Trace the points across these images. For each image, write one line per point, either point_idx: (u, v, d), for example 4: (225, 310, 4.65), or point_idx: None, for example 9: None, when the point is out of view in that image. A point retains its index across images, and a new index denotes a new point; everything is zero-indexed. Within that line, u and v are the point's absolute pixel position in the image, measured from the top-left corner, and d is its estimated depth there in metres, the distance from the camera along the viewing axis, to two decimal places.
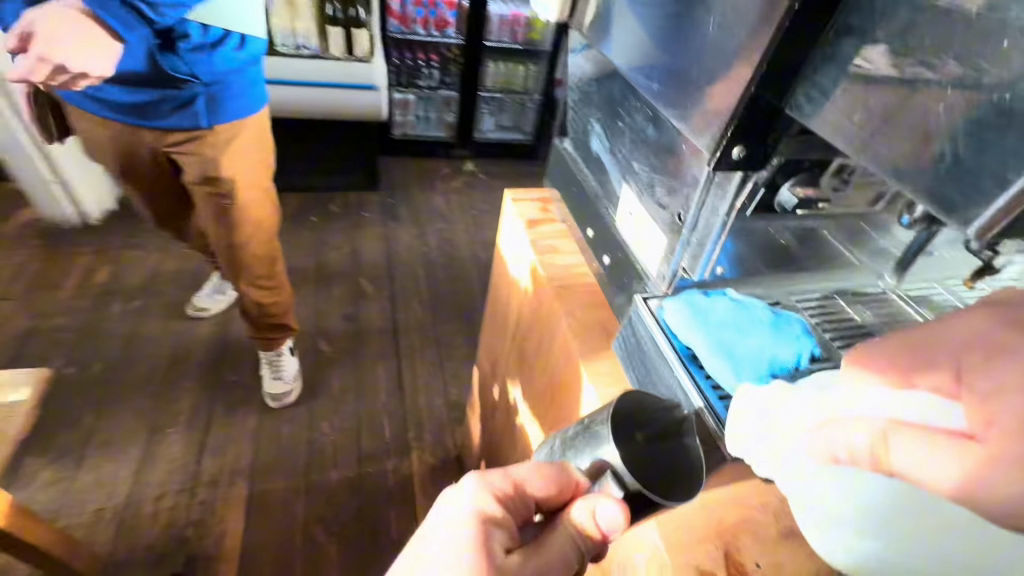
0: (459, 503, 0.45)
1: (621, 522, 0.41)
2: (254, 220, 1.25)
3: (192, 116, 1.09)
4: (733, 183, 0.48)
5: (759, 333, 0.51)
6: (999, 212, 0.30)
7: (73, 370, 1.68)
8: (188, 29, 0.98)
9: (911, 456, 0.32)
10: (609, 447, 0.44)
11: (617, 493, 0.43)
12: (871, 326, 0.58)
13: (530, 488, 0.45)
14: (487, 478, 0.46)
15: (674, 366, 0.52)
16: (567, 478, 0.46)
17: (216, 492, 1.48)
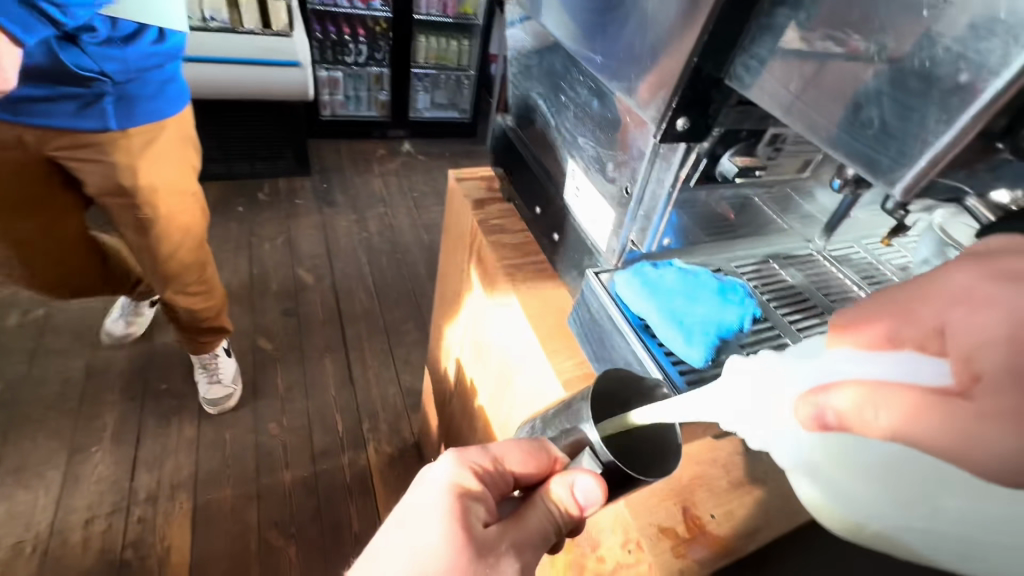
0: (436, 480, 0.45)
1: (598, 496, 0.42)
2: (177, 227, 1.13)
3: (100, 116, 0.98)
4: (678, 154, 0.49)
5: (705, 301, 0.53)
6: (920, 173, 0.32)
7: None
8: (95, 23, 0.87)
9: (901, 412, 0.31)
10: (588, 424, 0.45)
11: (596, 468, 0.44)
12: (802, 287, 0.63)
13: (508, 463, 0.45)
14: (466, 455, 0.46)
15: (629, 337, 0.53)
16: (546, 455, 0.46)
17: (155, 508, 1.38)
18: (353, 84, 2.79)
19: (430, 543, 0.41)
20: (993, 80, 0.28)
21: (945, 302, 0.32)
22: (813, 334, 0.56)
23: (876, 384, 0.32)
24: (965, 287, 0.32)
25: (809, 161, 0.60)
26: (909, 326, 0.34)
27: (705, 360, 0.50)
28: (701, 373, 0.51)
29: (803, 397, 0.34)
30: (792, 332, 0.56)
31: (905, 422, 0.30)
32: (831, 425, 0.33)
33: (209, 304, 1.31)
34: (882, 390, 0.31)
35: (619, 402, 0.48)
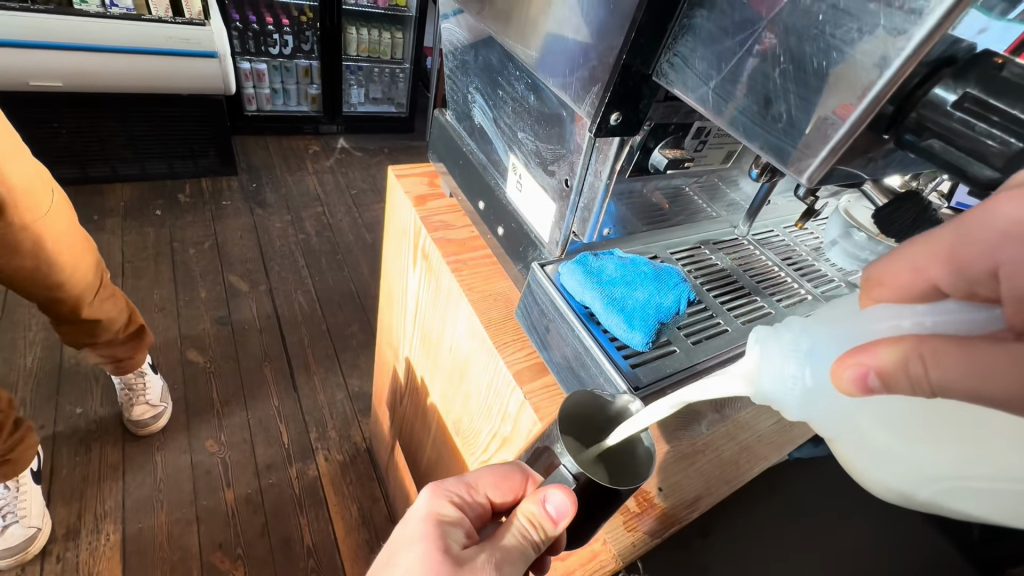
0: (419, 513, 0.49)
1: (570, 508, 0.43)
2: (67, 226, 1.02)
3: None
4: (613, 148, 0.50)
5: (644, 286, 0.56)
6: (824, 161, 0.35)
7: None
8: None
9: (954, 366, 0.30)
10: (560, 447, 0.45)
11: (569, 483, 0.44)
12: (731, 270, 0.68)
13: (480, 487, 0.50)
14: (442, 486, 0.50)
15: (576, 325, 0.54)
16: (519, 474, 0.50)
17: (75, 545, 1.27)
18: (279, 76, 2.65)
19: (412, 568, 0.44)
20: (877, 76, 0.31)
21: (995, 242, 0.34)
22: (740, 312, 0.62)
23: (922, 338, 0.31)
24: (1017, 224, 0.33)
25: (732, 152, 0.63)
26: (958, 272, 0.35)
27: (647, 343, 0.52)
28: (642, 355, 0.53)
29: (835, 365, 0.33)
30: (722, 311, 0.61)
31: (961, 374, 0.29)
32: (874, 387, 0.32)
33: (118, 307, 1.21)
34: (930, 343, 0.31)
35: (590, 422, 0.48)
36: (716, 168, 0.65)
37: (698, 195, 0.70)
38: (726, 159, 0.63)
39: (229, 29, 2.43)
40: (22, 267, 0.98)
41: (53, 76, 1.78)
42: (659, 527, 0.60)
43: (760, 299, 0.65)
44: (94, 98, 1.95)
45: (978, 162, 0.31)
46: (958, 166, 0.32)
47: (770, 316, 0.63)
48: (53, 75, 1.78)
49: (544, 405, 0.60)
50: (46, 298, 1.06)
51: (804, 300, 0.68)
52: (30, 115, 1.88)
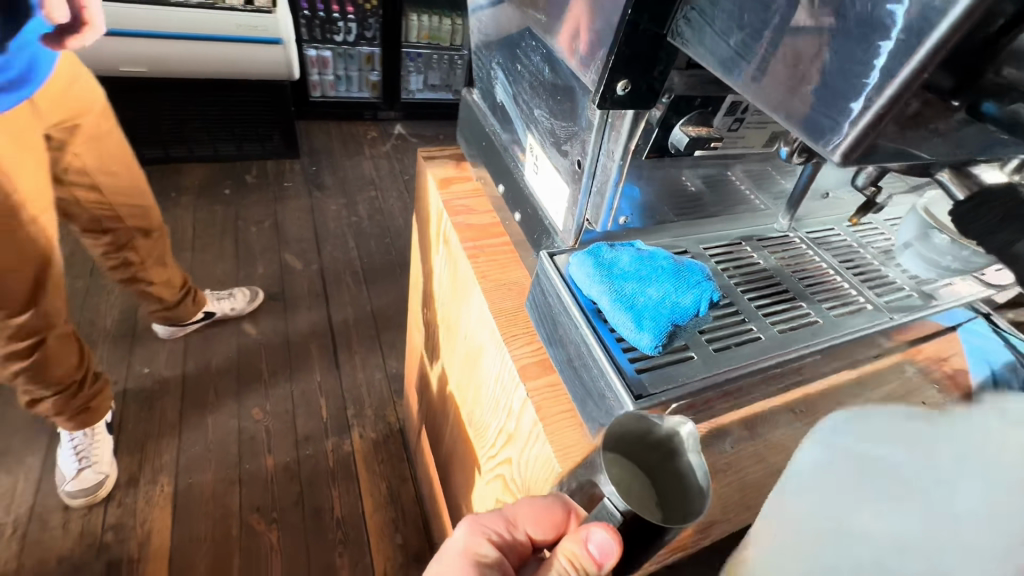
0: (462, 545, 0.50)
1: (615, 549, 0.39)
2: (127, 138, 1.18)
3: None
4: (626, 122, 0.45)
5: (659, 283, 0.48)
6: (862, 131, 0.28)
7: None
8: None
9: None
10: (604, 476, 0.41)
11: (611, 520, 0.40)
12: (774, 272, 0.61)
13: (519, 524, 0.49)
14: (480, 522, 0.51)
15: (579, 323, 0.49)
16: (559, 510, 0.48)
17: (135, 493, 1.39)
18: (343, 63, 2.73)
19: None
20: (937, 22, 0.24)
21: None
22: (777, 319, 0.55)
23: None
24: None
25: (778, 135, 0.55)
26: None
27: (656, 347, 0.46)
28: (651, 360, 0.47)
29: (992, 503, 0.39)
30: (758, 317, 0.54)
31: None
32: None
33: None
34: None
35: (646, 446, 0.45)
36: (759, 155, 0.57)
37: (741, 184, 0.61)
38: (769, 144, 0.54)
39: (297, 17, 2.53)
40: (121, 178, 1.14)
41: (138, 61, 1.94)
42: (662, 551, 0.57)
43: (804, 305, 0.58)
44: (173, 83, 2.10)
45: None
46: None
47: (815, 324, 0.56)
48: (138, 58, 1.92)
49: (547, 405, 0.56)
50: (140, 211, 1.22)
51: (859, 310, 0.60)
52: (120, 99, 2.06)
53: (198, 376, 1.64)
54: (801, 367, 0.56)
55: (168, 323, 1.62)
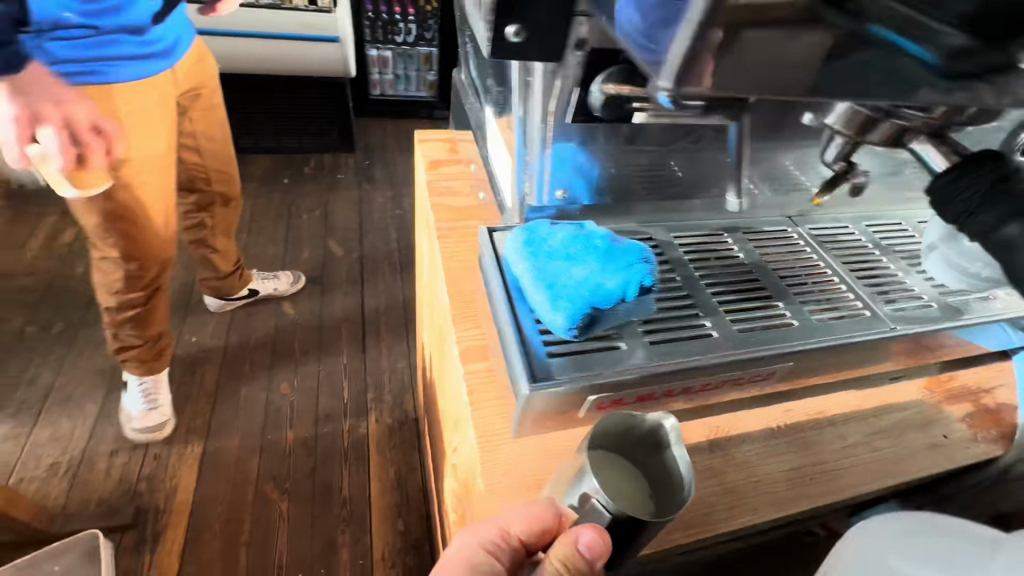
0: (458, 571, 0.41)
1: (605, 550, 0.37)
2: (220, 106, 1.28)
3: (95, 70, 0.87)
4: (537, 80, 0.45)
5: (586, 263, 0.44)
6: (685, 53, 0.28)
7: (35, 329, 1.70)
8: None
9: None
10: (589, 478, 0.40)
11: (599, 519, 0.38)
12: (753, 266, 0.54)
13: (513, 530, 0.41)
14: (473, 532, 0.43)
15: (500, 304, 0.45)
16: (552, 510, 0.42)
17: (170, 449, 1.50)
18: (403, 63, 2.84)
19: None
20: None
21: None
22: (737, 317, 0.48)
23: None
24: None
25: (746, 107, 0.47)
26: None
27: (570, 329, 0.41)
28: (566, 347, 0.42)
29: None
30: (716, 312, 0.48)
31: None
32: None
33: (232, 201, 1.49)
34: None
35: (633, 442, 0.44)
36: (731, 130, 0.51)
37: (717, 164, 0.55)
38: None
39: (362, 19, 2.67)
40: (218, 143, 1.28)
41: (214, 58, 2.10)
42: None
43: (781, 305, 0.50)
44: (245, 78, 2.28)
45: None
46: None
47: (787, 326, 0.49)
48: (214, 57, 2.09)
49: (481, 390, 0.53)
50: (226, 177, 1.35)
51: (852, 317, 0.51)
52: None
53: (238, 348, 1.75)
54: (768, 374, 0.49)
55: (217, 296, 1.76)
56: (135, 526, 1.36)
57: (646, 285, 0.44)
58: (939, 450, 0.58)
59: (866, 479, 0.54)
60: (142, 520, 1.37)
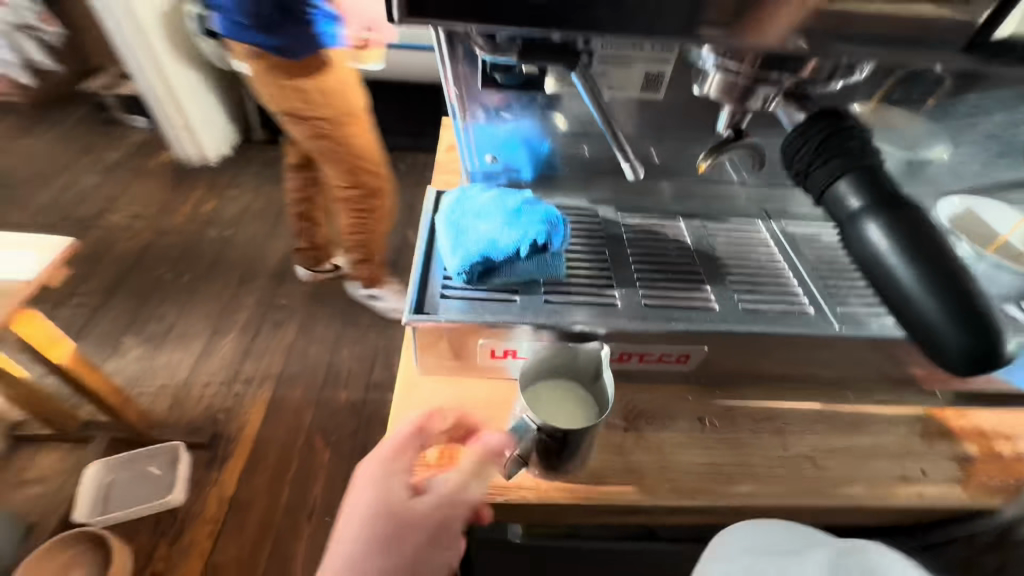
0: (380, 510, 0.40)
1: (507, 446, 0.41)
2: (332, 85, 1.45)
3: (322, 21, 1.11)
4: (442, 45, 0.43)
5: (493, 221, 0.48)
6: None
7: (148, 256, 1.82)
8: None
9: None
10: (523, 405, 0.44)
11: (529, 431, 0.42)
12: (696, 252, 0.54)
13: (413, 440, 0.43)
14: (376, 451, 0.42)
15: (420, 243, 0.51)
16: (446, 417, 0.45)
17: (249, 388, 1.52)
18: None
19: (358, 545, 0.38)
20: None
21: None
22: (652, 291, 0.49)
23: None
24: None
25: (659, 78, 0.47)
26: None
27: (460, 274, 0.46)
28: (463, 293, 0.47)
29: None
30: (630, 285, 0.50)
31: None
32: None
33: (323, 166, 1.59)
34: None
35: (572, 375, 0.47)
36: (641, 105, 0.50)
37: (648, 149, 0.55)
38: (644, 88, 0.48)
39: None
40: None
41: None
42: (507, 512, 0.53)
43: (710, 290, 0.50)
44: None
45: (905, 264, 0.31)
46: (920, 244, 0.31)
47: (704, 309, 0.48)
48: None
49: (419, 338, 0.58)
50: None
51: (789, 312, 0.49)
52: None
53: None
54: (684, 356, 0.49)
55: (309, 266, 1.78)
56: (211, 444, 1.41)
57: (540, 244, 0.48)
58: (907, 486, 0.51)
59: (796, 493, 0.49)
60: (217, 444, 1.42)
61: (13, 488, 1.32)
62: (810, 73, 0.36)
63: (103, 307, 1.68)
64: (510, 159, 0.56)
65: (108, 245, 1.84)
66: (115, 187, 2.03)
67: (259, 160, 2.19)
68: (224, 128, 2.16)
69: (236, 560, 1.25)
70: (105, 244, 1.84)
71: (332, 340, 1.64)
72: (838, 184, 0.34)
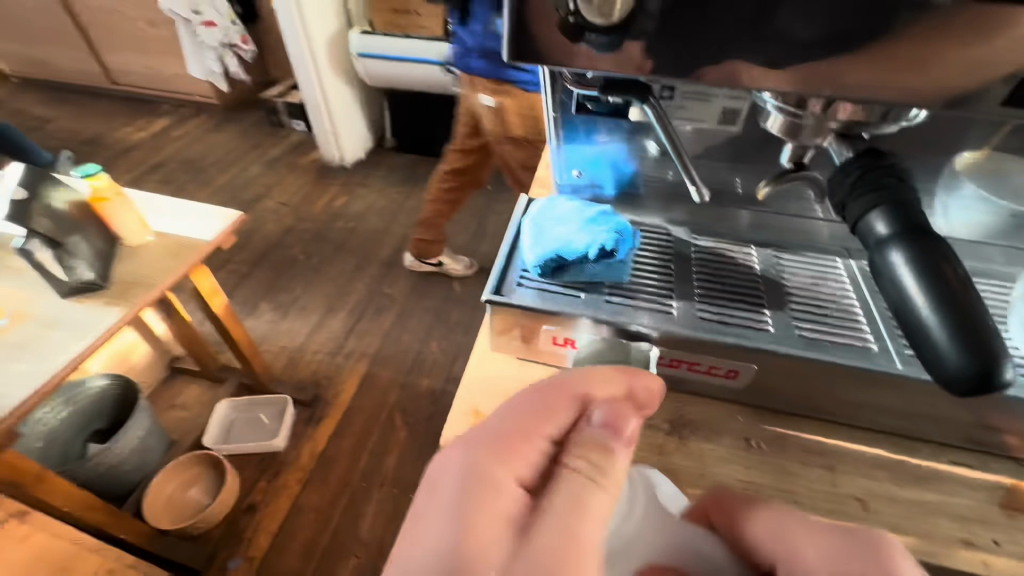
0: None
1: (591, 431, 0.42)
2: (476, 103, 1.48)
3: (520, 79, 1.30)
4: (546, 78, 0.51)
5: (571, 226, 0.56)
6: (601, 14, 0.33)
7: (289, 237, 2.16)
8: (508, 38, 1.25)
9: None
10: None
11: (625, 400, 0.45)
12: (761, 278, 0.56)
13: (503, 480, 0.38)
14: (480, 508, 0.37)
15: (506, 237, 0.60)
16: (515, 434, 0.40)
17: (349, 361, 1.73)
18: None
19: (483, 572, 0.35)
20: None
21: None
22: (708, 307, 0.53)
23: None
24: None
25: (735, 112, 0.52)
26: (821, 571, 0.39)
27: (535, 267, 0.54)
28: (536, 284, 0.55)
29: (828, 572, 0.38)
30: (688, 299, 0.54)
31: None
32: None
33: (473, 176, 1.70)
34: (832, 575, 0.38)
35: None
36: (719, 137, 0.55)
37: (731, 179, 0.59)
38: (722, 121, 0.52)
39: None
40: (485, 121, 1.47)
41: None
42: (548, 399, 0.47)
43: (767, 315, 0.52)
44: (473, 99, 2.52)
45: (924, 297, 0.34)
46: (939, 276, 0.34)
47: (758, 330, 0.51)
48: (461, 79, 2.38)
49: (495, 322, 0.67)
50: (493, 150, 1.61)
51: (846, 345, 0.50)
52: None
53: None
54: (733, 372, 0.52)
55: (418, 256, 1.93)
56: (311, 405, 1.63)
57: (608, 250, 0.54)
58: (972, 553, 0.48)
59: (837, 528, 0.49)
60: (317, 404, 1.63)
61: (166, 409, 1.64)
62: (852, 117, 0.38)
63: (249, 274, 2.02)
64: (597, 176, 0.63)
65: (261, 225, 2.21)
66: (273, 178, 2.43)
67: (386, 165, 2.48)
68: (362, 135, 2.49)
69: (315, 507, 1.43)
70: (260, 224, 2.22)
71: (423, 331, 1.81)
72: (872, 219, 0.37)
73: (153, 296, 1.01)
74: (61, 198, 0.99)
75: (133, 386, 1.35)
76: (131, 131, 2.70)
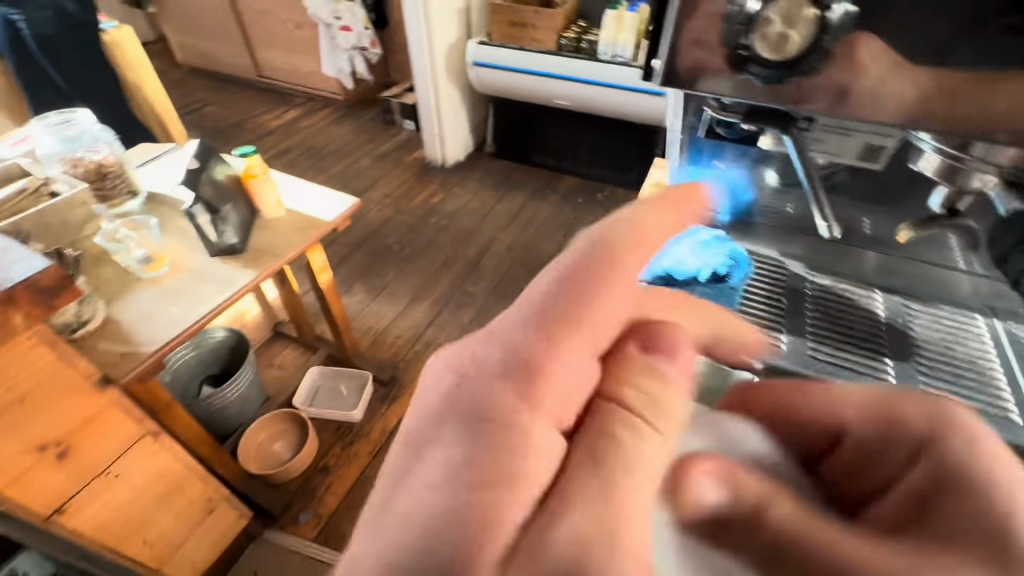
0: (469, 531, 0.25)
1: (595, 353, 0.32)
2: None
3: None
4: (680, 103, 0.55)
5: (683, 248, 0.62)
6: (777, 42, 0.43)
7: (387, 227, 2.32)
8: None
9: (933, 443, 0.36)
10: None
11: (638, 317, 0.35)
12: (885, 325, 0.56)
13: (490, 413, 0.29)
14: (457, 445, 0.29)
15: None
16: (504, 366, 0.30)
17: (426, 349, 1.83)
18: None
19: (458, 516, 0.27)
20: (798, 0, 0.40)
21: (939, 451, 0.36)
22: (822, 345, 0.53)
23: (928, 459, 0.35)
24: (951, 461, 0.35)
25: (882, 150, 0.53)
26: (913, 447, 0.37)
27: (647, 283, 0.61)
28: None
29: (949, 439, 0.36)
30: (802, 332, 0.55)
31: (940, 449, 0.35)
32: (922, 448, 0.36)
33: None
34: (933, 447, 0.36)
35: None
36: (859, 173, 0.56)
37: (863, 220, 0.62)
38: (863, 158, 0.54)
39: None
40: None
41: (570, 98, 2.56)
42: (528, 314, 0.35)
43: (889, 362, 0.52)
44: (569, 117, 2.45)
45: None
46: None
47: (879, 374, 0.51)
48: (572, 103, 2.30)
49: None
50: None
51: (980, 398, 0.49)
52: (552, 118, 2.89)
53: None
54: None
55: None
56: (387, 384, 1.74)
57: (719, 274, 0.59)
58: None
59: None
60: (394, 384, 1.74)
61: (265, 367, 1.83)
62: (1016, 161, 0.44)
63: (349, 257, 2.20)
64: None
65: (365, 213, 2.40)
66: (381, 171, 2.63)
67: (483, 169, 2.59)
68: (464, 138, 2.62)
69: None
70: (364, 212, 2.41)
71: None
72: None
73: (277, 266, 1.14)
74: (221, 172, 1.18)
75: (246, 341, 1.52)
76: (268, 120, 3.05)
